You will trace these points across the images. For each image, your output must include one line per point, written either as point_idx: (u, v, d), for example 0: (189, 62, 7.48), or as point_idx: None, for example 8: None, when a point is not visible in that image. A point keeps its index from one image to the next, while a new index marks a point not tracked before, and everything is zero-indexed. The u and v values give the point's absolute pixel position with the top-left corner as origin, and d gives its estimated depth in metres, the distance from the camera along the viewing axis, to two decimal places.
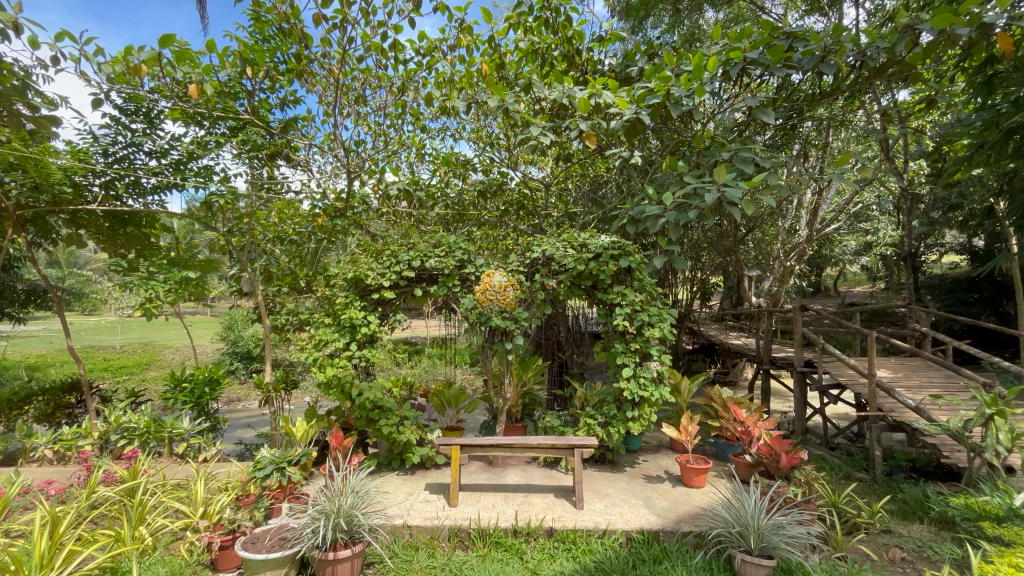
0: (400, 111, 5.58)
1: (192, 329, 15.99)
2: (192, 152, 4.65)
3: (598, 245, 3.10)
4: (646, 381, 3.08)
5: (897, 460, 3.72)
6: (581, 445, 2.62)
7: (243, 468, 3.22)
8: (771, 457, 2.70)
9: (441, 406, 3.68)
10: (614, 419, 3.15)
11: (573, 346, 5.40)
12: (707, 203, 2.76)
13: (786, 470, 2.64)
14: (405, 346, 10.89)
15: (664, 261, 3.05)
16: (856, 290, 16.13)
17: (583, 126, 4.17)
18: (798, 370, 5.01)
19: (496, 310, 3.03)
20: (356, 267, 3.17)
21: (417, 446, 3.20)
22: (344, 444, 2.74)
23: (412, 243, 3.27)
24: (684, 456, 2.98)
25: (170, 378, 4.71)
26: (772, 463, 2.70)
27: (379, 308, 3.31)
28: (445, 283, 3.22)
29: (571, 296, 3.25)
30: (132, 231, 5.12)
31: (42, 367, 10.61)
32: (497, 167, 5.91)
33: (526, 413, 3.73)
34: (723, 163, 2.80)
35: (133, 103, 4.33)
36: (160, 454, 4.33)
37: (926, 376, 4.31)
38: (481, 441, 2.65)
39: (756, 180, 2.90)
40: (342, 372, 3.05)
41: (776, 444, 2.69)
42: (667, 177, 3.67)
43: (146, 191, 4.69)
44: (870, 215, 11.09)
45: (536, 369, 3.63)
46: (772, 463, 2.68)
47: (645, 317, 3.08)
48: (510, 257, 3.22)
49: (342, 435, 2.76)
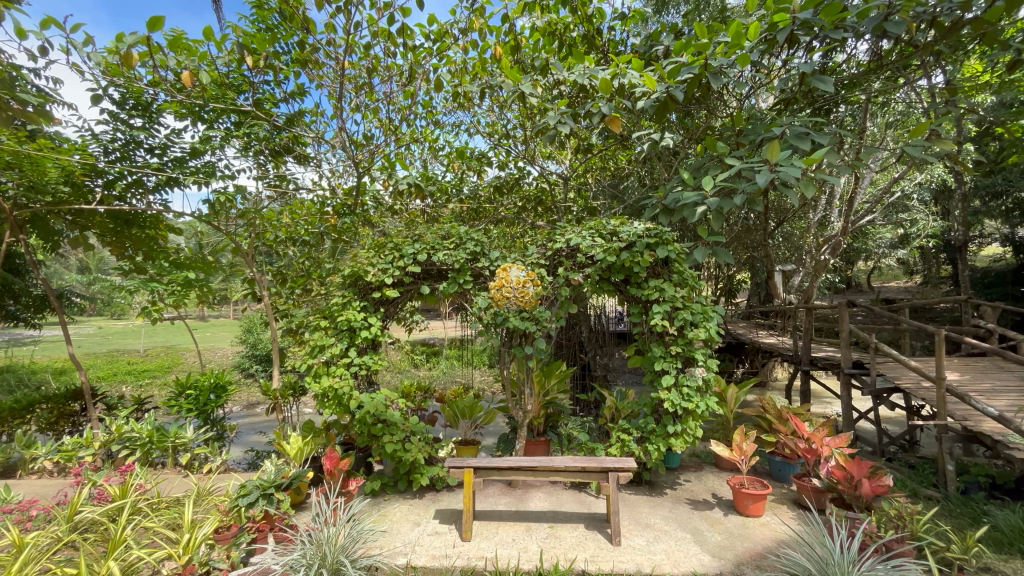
0: (410, 103, 5.31)
1: (212, 333, 16.10)
2: (194, 148, 4.43)
3: (630, 236, 2.74)
4: (690, 390, 2.73)
5: (972, 475, 3.28)
6: (616, 468, 2.28)
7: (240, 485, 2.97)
8: (848, 483, 2.36)
9: (456, 418, 3.37)
10: (652, 434, 2.79)
11: (596, 347, 5.04)
12: (760, 184, 2.37)
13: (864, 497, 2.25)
14: (423, 347, 10.65)
15: (707, 251, 2.68)
16: (891, 286, 15.33)
17: (605, 108, 3.81)
18: (847, 372, 4.54)
19: (514, 309, 2.71)
20: (355, 263, 2.88)
21: (426, 465, 2.90)
22: (338, 468, 2.48)
23: (418, 237, 2.97)
24: (737, 479, 2.61)
25: (176, 385, 4.52)
26: (848, 490, 2.37)
27: (383, 307, 3.02)
28: (456, 279, 2.91)
29: (600, 293, 2.89)
30: (137, 233, 4.91)
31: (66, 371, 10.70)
32: (513, 160, 5.60)
33: (549, 425, 3.39)
34: (777, 139, 2.40)
35: (130, 97, 4.16)
36: (164, 466, 4.13)
37: (998, 380, 3.85)
38: (499, 464, 2.32)
39: (815, 157, 2.50)
40: (339, 382, 2.76)
41: (852, 469, 2.34)
42: (703, 161, 3.29)
43: (148, 190, 4.50)
44: (907, 206, 10.43)
45: (560, 376, 3.29)
46: (849, 490, 2.35)
47: (687, 316, 2.72)
48: (529, 251, 2.89)
49: (338, 456, 2.50)
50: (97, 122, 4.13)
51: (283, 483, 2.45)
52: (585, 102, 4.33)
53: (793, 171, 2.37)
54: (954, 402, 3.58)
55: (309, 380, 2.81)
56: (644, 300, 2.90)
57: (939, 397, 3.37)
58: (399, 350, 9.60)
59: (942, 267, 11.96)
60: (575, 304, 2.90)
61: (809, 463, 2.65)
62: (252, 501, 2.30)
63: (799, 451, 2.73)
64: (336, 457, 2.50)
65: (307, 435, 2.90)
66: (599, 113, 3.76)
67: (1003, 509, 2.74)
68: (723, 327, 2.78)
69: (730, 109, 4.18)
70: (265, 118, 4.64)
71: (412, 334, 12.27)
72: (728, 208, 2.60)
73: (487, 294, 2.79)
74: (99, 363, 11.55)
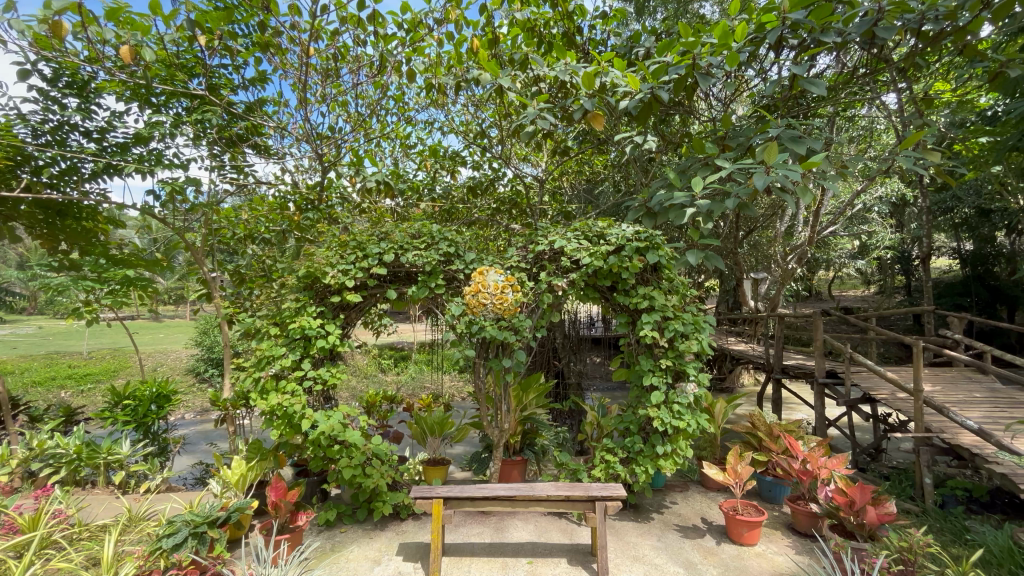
0: (382, 97, 5.05)
1: (164, 334, 15.12)
2: (139, 133, 4.03)
3: (617, 240, 2.57)
4: (681, 408, 2.58)
5: (948, 489, 3.26)
6: (604, 498, 2.11)
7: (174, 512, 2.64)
8: (849, 510, 2.28)
9: (425, 436, 3.14)
10: (638, 455, 2.63)
11: (571, 355, 4.89)
12: (758, 185, 2.28)
13: (871, 524, 2.16)
14: (390, 351, 10.31)
15: (699, 257, 2.53)
16: (849, 295, 15.90)
17: (586, 106, 3.65)
18: (821, 382, 4.51)
19: (491, 317, 2.49)
20: (311, 263, 2.60)
21: (390, 491, 2.64)
22: (285, 501, 2.18)
23: (384, 235, 2.72)
24: (730, 503, 2.50)
25: (113, 395, 4.09)
26: (849, 516, 2.28)
27: (343, 313, 2.75)
28: (427, 283, 2.67)
29: (585, 301, 2.72)
30: (73, 225, 4.46)
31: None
32: (488, 161, 5.39)
33: (525, 442, 3.19)
34: (776, 141, 2.34)
35: (65, 73, 3.72)
36: (94, 485, 3.72)
37: (969, 391, 3.89)
38: (472, 493, 2.10)
39: (812, 162, 2.42)
40: (291, 399, 2.47)
41: (857, 495, 2.25)
42: (687, 166, 3.18)
43: (84, 178, 4.06)
44: (867, 218, 10.78)
45: (538, 390, 3.10)
46: (851, 517, 2.26)
47: (677, 328, 2.57)
48: (508, 254, 2.69)
49: (284, 486, 2.21)
50: (23, 100, 3.68)
51: (222, 517, 2.14)
52: (565, 100, 4.17)
53: (793, 174, 2.29)
54: (930, 414, 3.58)
55: (256, 397, 2.51)
56: (632, 308, 2.74)
57: (917, 409, 3.33)
58: (365, 354, 9.24)
59: (896, 278, 12.45)
60: (557, 312, 2.71)
61: (805, 485, 2.57)
62: (179, 542, 1.99)
63: (793, 471, 2.65)
64: (281, 487, 2.21)
65: (253, 458, 2.60)
66: (580, 111, 3.60)
67: (986, 526, 2.72)
68: (713, 339, 2.65)
69: (711, 114, 4.10)
70: (220, 104, 4.29)
71: (379, 338, 11.89)
72: (722, 212, 2.49)
73: (460, 301, 2.57)
74: (33, 366, 10.65)
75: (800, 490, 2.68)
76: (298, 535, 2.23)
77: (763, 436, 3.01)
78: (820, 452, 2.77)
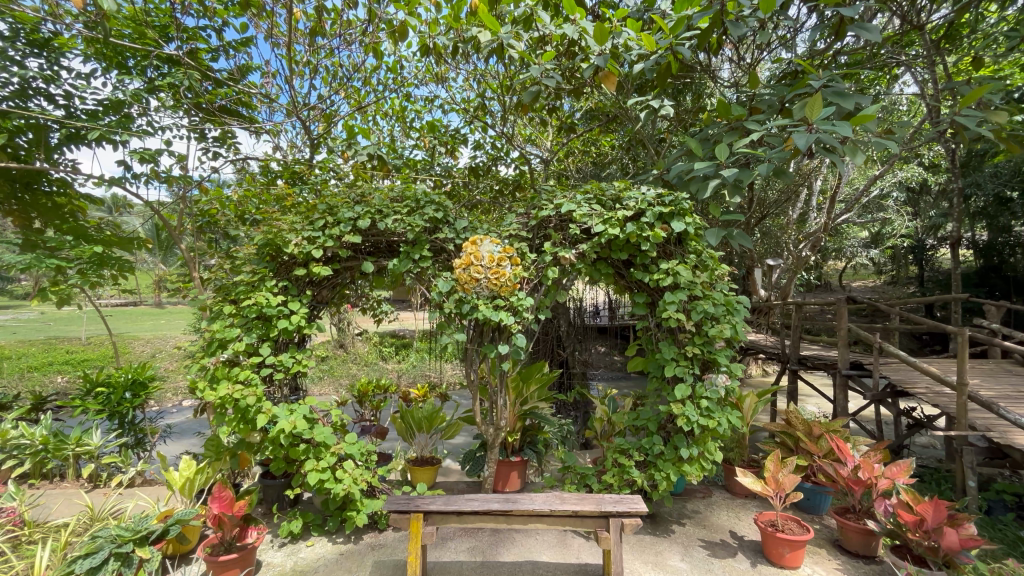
0: (376, 66, 4.70)
1: (165, 321, 14.89)
2: (109, 99, 3.70)
3: (635, 206, 2.25)
4: (710, 405, 2.28)
5: (997, 494, 2.96)
6: (619, 514, 1.82)
7: (129, 516, 2.38)
8: (919, 530, 2.02)
9: (412, 432, 2.88)
10: (656, 458, 2.34)
11: (576, 343, 4.59)
12: (801, 144, 1.89)
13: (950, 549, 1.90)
14: (392, 339, 10.06)
15: (726, 229, 2.20)
16: (858, 285, 15.50)
17: (596, 62, 3.09)
18: (845, 374, 4.17)
19: (485, 295, 2.18)
20: (270, 228, 2.31)
21: (365, 498, 2.36)
22: (227, 516, 1.94)
23: (358, 199, 2.42)
24: (769, 517, 2.22)
25: (85, 383, 3.81)
26: (919, 539, 2.03)
27: (311, 288, 2.47)
28: (409, 255, 2.35)
29: (596, 278, 2.40)
30: (44, 201, 4.15)
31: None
32: (490, 138, 5.05)
33: (526, 440, 2.91)
34: (819, 93, 1.97)
35: (25, 29, 3.39)
36: (64, 477, 3.50)
37: (1013, 385, 3.55)
38: (458, 508, 1.81)
39: (864, 116, 2.07)
40: (243, 390, 2.18)
41: (931, 515, 1.99)
42: (709, 133, 2.83)
43: (52, 149, 3.75)
44: (882, 206, 10.38)
45: (540, 381, 2.80)
46: (921, 540, 2.01)
47: (706, 310, 2.25)
48: (506, 223, 2.38)
49: (230, 499, 1.95)
50: None
51: (156, 531, 1.93)
52: (574, 62, 3.77)
53: (842, 130, 1.92)
54: (974, 410, 3.25)
55: (207, 388, 2.22)
56: (651, 288, 2.43)
57: (961, 405, 2.99)
58: (365, 342, 9.00)
59: (909, 269, 12.07)
60: (562, 291, 2.40)
61: (856, 495, 2.32)
62: (99, 563, 1.77)
63: (843, 480, 2.39)
64: (228, 499, 1.95)
65: (209, 459, 2.40)
66: (587, 72, 3.12)
67: None
68: (747, 323, 2.32)
69: (730, 83, 3.76)
70: (198, 69, 3.97)
71: (382, 325, 11.65)
72: (751, 180, 2.10)
73: (449, 278, 2.27)
74: (31, 350, 10.44)
75: (849, 501, 2.42)
76: (247, 555, 2.00)
77: (802, 436, 2.72)
78: (873, 457, 2.49)
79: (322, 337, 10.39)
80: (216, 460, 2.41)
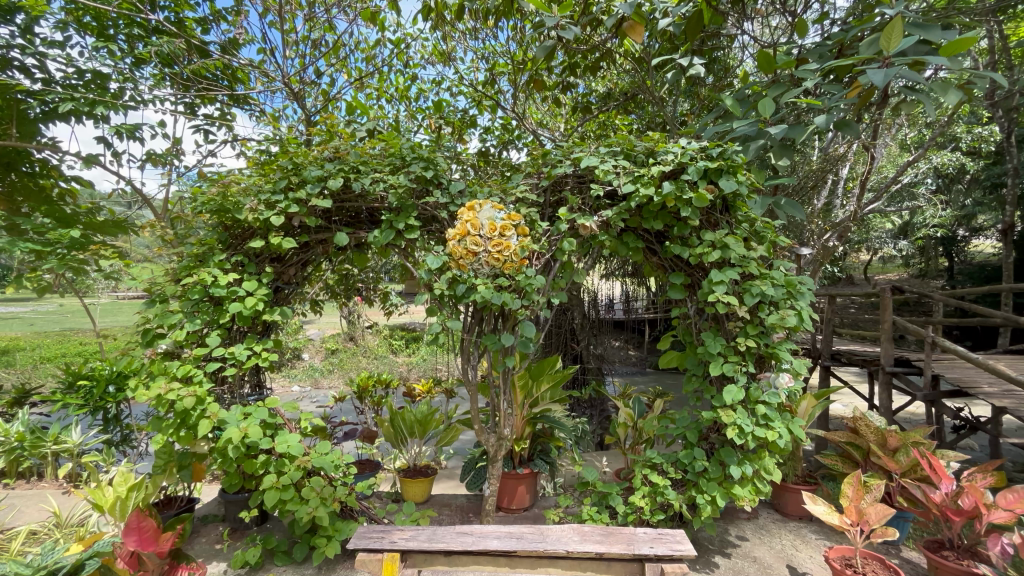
0: (377, 37, 4.36)
1: None
2: (88, 69, 3.42)
3: (673, 160, 1.91)
4: (765, 411, 1.93)
5: None
6: (656, 558, 1.54)
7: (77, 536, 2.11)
8: None
9: (403, 437, 2.61)
10: (689, 475, 2.02)
11: (590, 336, 4.24)
12: (877, 80, 1.47)
13: None
14: (402, 332, 9.78)
15: (774, 197, 1.83)
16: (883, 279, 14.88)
17: (621, 8, 2.63)
18: (890, 371, 3.72)
19: (486, 274, 1.85)
20: (226, 194, 2.03)
21: (343, 519, 2.07)
22: (151, 548, 1.72)
23: (330, 157, 2.12)
24: (847, 550, 1.93)
25: (67, 376, 3.57)
26: None
27: (271, 265, 2.22)
28: (394, 224, 2.05)
29: (620, 252, 2.08)
30: (20, 180, 3.89)
31: (9, 349, 9.43)
32: (498, 118, 4.70)
33: (536, 448, 2.60)
34: (897, 18, 1.56)
35: None
36: (43, 477, 3.28)
37: None
38: (452, 547, 1.57)
39: (964, 41, 1.55)
40: (196, 392, 1.88)
41: None
42: (749, 92, 2.45)
43: (32, 125, 3.51)
44: (914, 195, 9.82)
45: (552, 379, 2.50)
46: None
47: (756, 293, 1.90)
48: (513, 186, 2.07)
49: (153, 531, 1.73)
50: None
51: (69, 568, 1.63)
52: (593, 26, 3.40)
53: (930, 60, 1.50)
54: None
55: (160, 387, 1.94)
56: (689, 266, 2.08)
57: None
58: (375, 335, 8.75)
59: (938, 262, 11.50)
60: (578, 271, 2.07)
61: (956, 526, 2.04)
62: None
63: (937, 508, 2.11)
64: (149, 532, 1.72)
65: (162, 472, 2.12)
66: (609, 20, 2.65)
67: None
68: (811, 309, 1.95)
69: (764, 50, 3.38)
70: (185, 36, 3.67)
71: (392, 319, 11.40)
72: (805, 134, 1.68)
73: (440, 254, 1.96)
74: (45, 342, 10.32)
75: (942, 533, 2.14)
76: None
77: (874, 449, 2.41)
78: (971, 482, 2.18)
79: (332, 330, 10.16)
80: (163, 473, 2.13)
